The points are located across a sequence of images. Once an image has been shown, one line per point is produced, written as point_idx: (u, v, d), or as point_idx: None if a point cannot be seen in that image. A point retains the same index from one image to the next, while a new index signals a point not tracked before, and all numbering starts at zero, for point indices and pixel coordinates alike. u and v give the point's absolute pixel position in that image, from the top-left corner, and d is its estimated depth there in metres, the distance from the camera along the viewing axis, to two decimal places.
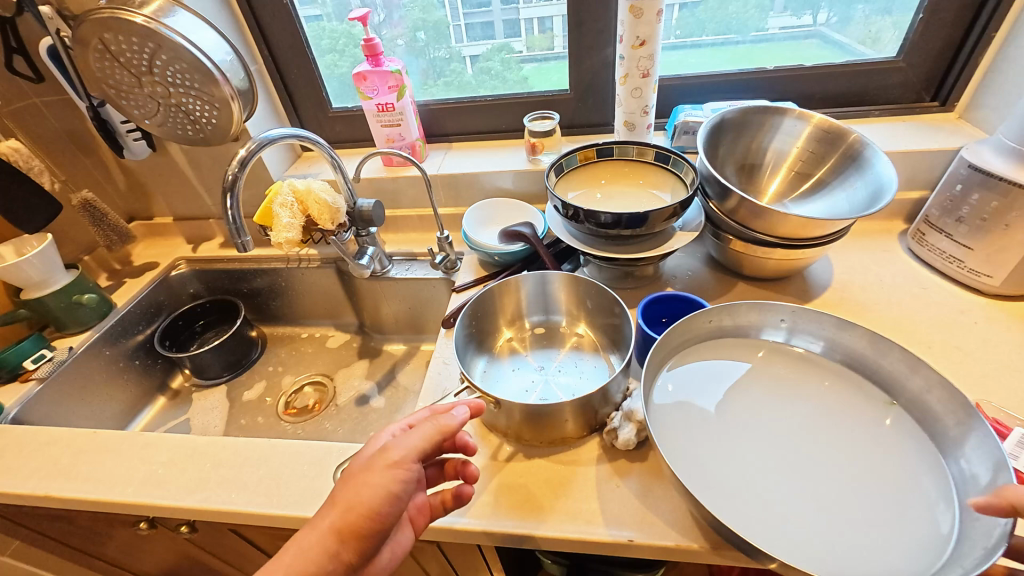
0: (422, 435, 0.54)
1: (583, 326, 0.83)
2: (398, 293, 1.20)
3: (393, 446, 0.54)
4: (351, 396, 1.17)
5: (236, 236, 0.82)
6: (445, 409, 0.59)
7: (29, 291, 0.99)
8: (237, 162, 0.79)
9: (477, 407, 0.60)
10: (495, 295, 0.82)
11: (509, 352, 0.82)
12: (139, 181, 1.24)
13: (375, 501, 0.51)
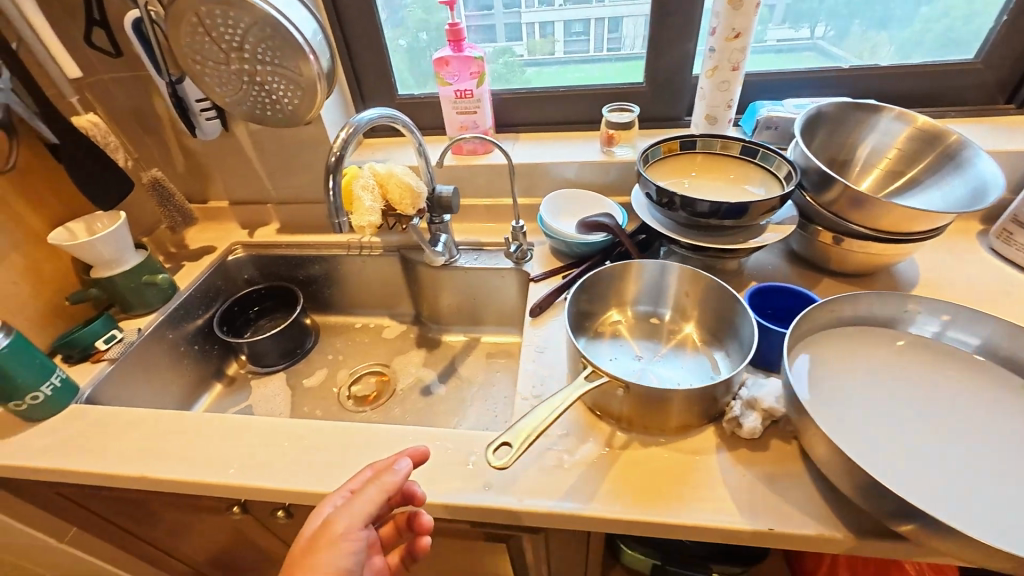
0: (366, 503, 0.60)
1: (692, 326, 0.81)
2: (462, 284, 1.18)
3: (340, 516, 0.60)
4: (413, 387, 1.15)
5: (334, 216, 0.79)
6: (388, 464, 0.64)
7: (99, 269, 0.96)
8: (339, 144, 0.76)
9: (419, 454, 0.65)
10: (594, 281, 0.82)
11: (613, 332, 0.82)
12: (199, 163, 1.22)
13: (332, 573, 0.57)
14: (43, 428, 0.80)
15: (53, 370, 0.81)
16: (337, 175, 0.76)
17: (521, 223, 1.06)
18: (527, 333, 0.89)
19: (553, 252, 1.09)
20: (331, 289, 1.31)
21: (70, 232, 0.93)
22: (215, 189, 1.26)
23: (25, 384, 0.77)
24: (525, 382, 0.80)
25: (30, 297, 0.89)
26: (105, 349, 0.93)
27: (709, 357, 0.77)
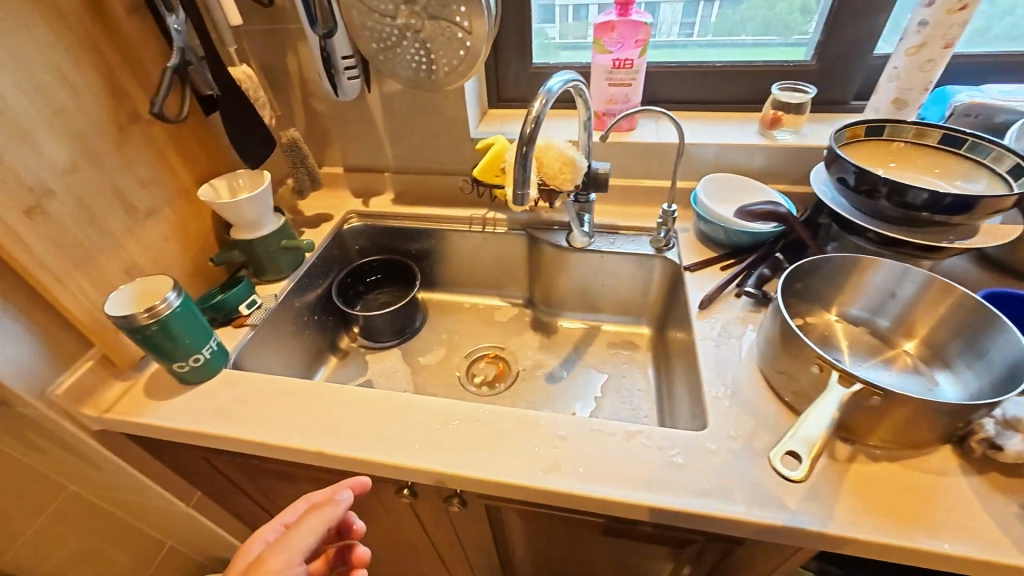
0: (306, 539, 0.60)
1: (914, 344, 0.74)
2: (590, 270, 1.12)
3: (275, 553, 0.58)
4: (536, 375, 1.10)
5: (520, 187, 0.74)
6: (326, 496, 0.64)
7: (241, 230, 0.92)
8: (534, 118, 0.69)
9: (357, 485, 0.65)
10: (804, 277, 0.76)
11: (822, 326, 0.77)
12: (319, 126, 1.17)
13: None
14: (201, 392, 0.77)
15: (212, 334, 0.78)
16: (531, 147, 0.70)
17: (673, 206, 0.99)
18: (698, 327, 0.83)
19: (702, 241, 1.02)
20: (443, 265, 1.26)
21: (216, 191, 0.90)
22: (332, 154, 1.21)
23: (189, 346, 0.74)
24: (711, 380, 0.74)
25: (178, 255, 0.86)
26: (247, 314, 0.90)
27: (928, 376, 0.70)
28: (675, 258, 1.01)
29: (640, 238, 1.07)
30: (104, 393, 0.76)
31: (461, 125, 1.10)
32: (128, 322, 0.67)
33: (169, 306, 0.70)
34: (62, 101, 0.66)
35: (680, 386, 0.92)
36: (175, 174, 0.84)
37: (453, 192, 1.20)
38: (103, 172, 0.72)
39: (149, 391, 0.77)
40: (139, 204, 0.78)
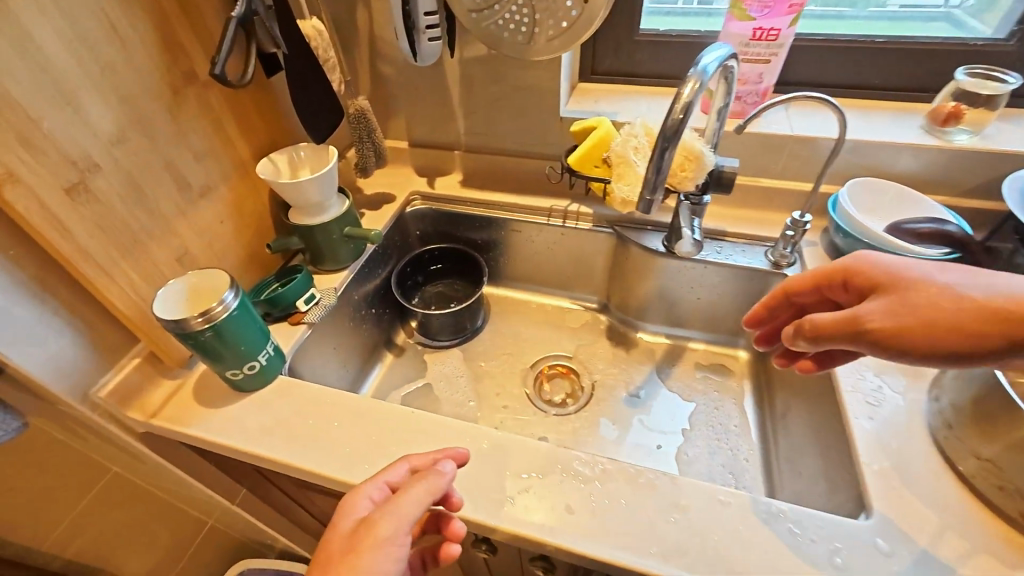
0: (417, 508, 0.49)
1: None
2: (686, 280, 0.96)
3: (384, 518, 0.49)
4: (614, 395, 0.97)
5: (647, 190, 0.60)
6: (428, 465, 0.56)
7: (301, 214, 0.81)
8: (682, 107, 0.54)
9: (460, 456, 0.56)
10: None
11: None
12: (386, 93, 1.03)
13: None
14: (256, 400, 0.69)
15: (269, 339, 0.69)
16: (673, 145, 0.55)
17: (807, 216, 0.82)
18: (842, 372, 0.67)
19: (832, 256, 0.86)
20: (512, 258, 1.12)
21: (276, 169, 0.79)
22: (397, 126, 1.08)
23: (245, 353, 0.65)
24: (870, 449, 0.59)
25: (233, 239, 0.76)
26: (304, 311, 0.80)
27: None
28: (801, 278, 0.84)
29: (753, 247, 0.90)
30: (153, 394, 0.69)
31: (549, 100, 0.94)
32: (180, 328, 0.58)
33: (225, 310, 0.61)
34: (111, 57, 0.55)
35: (800, 435, 0.77)
36: (233, 146, 0.73)
37: (531, 176, 1.05)
38: (156, 143, 0.62)
39: (201, 396, 0.69)
40: (195, 181, 0.68)
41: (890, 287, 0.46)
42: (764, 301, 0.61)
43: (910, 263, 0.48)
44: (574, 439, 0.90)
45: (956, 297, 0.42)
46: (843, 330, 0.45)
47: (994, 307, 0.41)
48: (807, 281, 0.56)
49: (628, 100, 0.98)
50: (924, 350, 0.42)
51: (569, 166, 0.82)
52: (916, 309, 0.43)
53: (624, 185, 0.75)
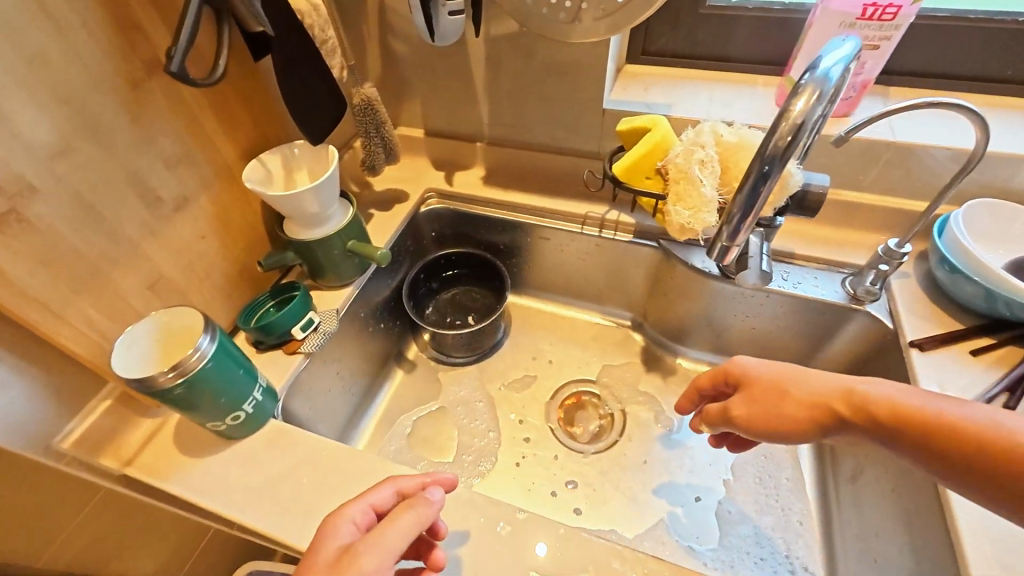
0: (398, 540, 0.44)
1: None
2: (742, 306, 0.81)
3: (363, 550, 0.42)
4: (649, 434, 0.85)
5: (730, 228, 0.46)
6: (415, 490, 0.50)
7: (297, 224, 0.70)
8: (796, 125, 0.39)
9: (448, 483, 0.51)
10: None
11: None
12: (399, 74, 0.88)
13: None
14: (243, 449, 0.60)
15: (256, 382, 0.60)
16: (778, 177, 0.41)
17: (906, 246, 0.66)
18: None
19: (928, 293, 0.70)
20: (535, 267, 0.98)
21: (268, 173, 0.67)
22: (411, 112, 0.94)
23: (227, 403, 0.56)
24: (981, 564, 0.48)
25: (220, 257, 0.66)
26: (301, 338, 0.70)
27: None
28: (888, 319, 0.70)
29: (828, 275, 0.76)
30: (129, 437, 0.60)
31: (591, 88, 0.78)
32: (148, 385, 0.49)
33: (202, 357, 0.52)
34: (46, 48, 0.43)
35: (874, 509, 0.65)
36: (216, 151, 0.62)
37: (564, 175, 0.91)
38: (116, 154, 0.51)
39: (182, 442, 0.61)
40: (169, 194, 0.57)
41: (743, 386, 0.54)
42: (685, 398, 0.63)
43: (768, 364, 0.54)
44: (602, 486, 0.80)
45: (796, 399, 0.49)
46: (716, 415, 0.55)
47: (824, 407, 0.48)
48: (706, 379, 0.59)
49: (685, 87, 0.81)
50: (777, 435, 0.50)
51: (613, 175, 0.68)
52: (766, 404, 0.51)
53: (682, 207, 0.60)
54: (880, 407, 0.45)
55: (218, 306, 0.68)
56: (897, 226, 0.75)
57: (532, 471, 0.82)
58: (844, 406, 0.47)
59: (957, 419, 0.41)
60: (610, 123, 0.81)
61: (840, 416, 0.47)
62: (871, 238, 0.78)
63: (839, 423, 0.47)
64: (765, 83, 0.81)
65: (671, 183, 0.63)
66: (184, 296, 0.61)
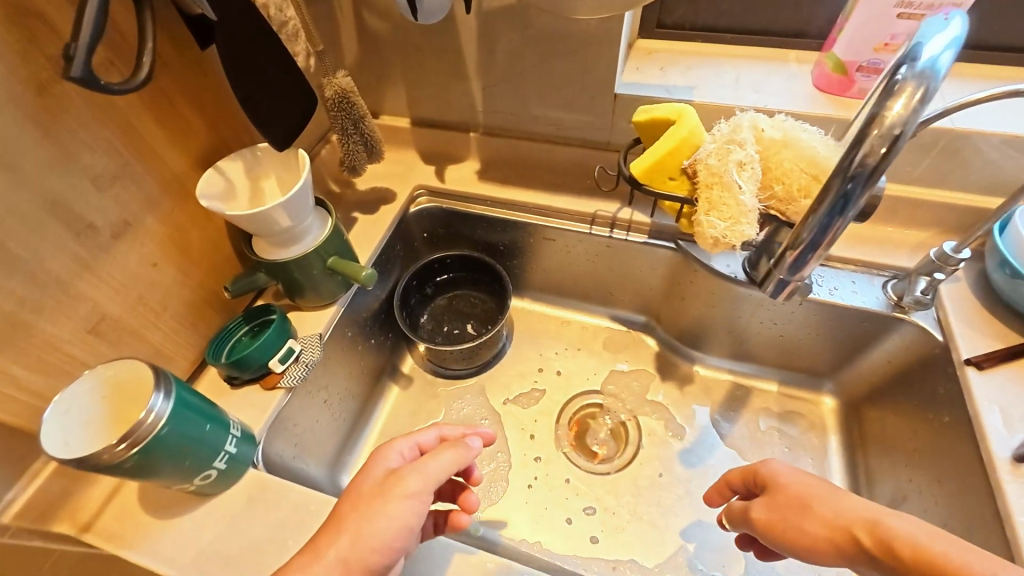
0: (439, 472, 0.47)
1: None
2: (770, 313, 0.72)
3: (410, 474, 0.46)
4: (667, 450, 0.75)
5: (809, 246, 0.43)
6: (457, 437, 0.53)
7: (269, 243, 0.62)
8: (885, 133, 0.34)
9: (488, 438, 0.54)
10: None
11: None
12: (378, 55, 0.77)
13: (379, 537, 0.43)
14: (217, 507, 0.53)
15: (228, 433, 0.52)
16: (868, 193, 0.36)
17: (964, 250, 0.58)
18: (1011, 496, 0.49)
19: (981, 300, 0.63)
20: (536, 267, 0.87)
21: (230, 182, 0.59)
22: (395, 100, 0.83)
23: (194, 464, 0.48)
24: None
25: (178, 284, 0.58)
26: (280, 372, 0.61)
27: None
28: (938, 331, 0.62)
29: (868, 278, 0.68)
30: (87, 495, 0.53)
31: (600, 70, 0.68)
32: (94, 463, 0.41)
33: (158, 420, 0.44)
34: None
35: None
36: (162, 161, 0.54)
37: (568, 168, 0.81)
38: (24, 178, 0.42)
39: (147, 498, 0.53)
40: (104, 222, 0.49)
41: (768, 490, 0.49)
42: (710, 489, 0.57)
43: (807, 476, 0.48)
44: (620, 510, 0.71)
45: (819, 517, 0.44)
46: (735, 512, 0.51)
47: (845, 532, 0.43)
48: (737, 474, 0.53)
49: (707, 68, 0.72)
50: (794, 550, 0.46)
51: (630, 176, 0.59)
52: (786, 513, 0.46)
53: (716, 218, 0.54)
54: (906, 547, 0.39)
55: (182, 339, 0.60)
56: (950, 221, 0.67)
57: (540, 497, 0.72)
58: (868, 536, 0.41)
59: None
60: (622, 110, 0.72)
61: (863, 547, 0.42)
62: (917, 235, 0.69)
63: (862, 559, 0.42)
64: (799, 59, 0.72)
65: (702, 189, 0.56)
66: (135, 334, 0.54)
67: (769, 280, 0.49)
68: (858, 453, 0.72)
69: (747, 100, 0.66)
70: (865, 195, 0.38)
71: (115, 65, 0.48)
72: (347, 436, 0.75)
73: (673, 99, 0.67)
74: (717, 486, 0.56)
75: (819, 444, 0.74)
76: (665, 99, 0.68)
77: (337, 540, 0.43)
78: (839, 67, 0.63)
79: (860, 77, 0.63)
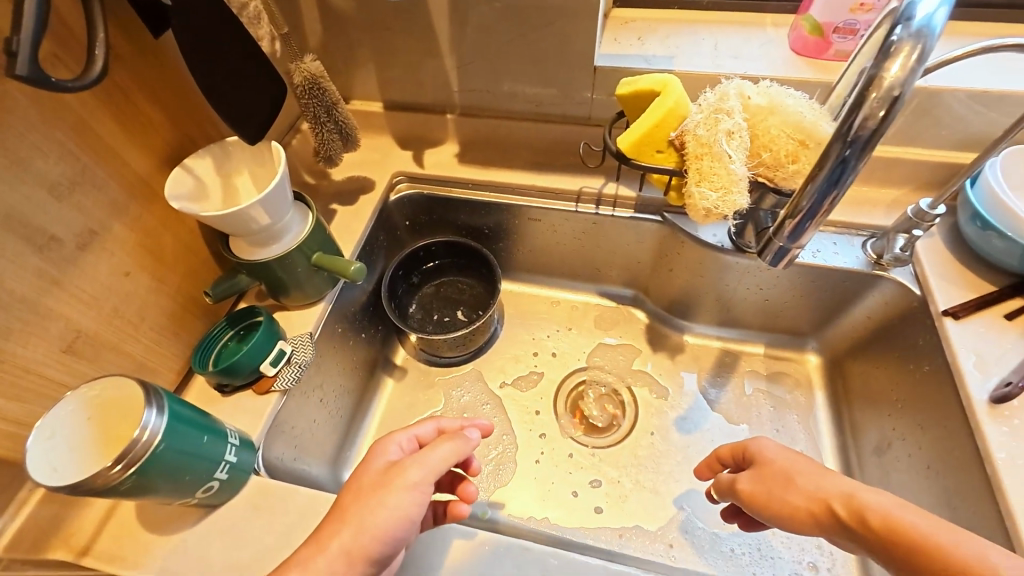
0: (438, 464, 0.46)
1: None
2: (755, 278, 0.74)
3: (409, 466, 0.46)
4: (664, 419, 0.77)
5: (809, 214, 0.43)
6: (455, 430, 0.52)
7: (248, 242, 0.59)
8: (880, 95, 0.35)
9: (485, 429, 0.54)
10: None
11: None
12: (343, 36, 0.73)
13: (382, 527, 0.43)
14: (222, 519, 0.51)
15: (226, 442, 0.50)
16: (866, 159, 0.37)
17: (939, 207, 0.60)
18: (991, 437, 0.52)
19: (954, 253, 0.65)
20: (523, 248, 0.86)
21: (200, 180, 0.56)
22: (365, 83, 0.79)
23: (194, 478, 0.46)
24: None
25: (155, 293, 0.55)
26: (272, 375, 0.60)
27: None
28: (916, 286, 0.65)
29: (848, 239, 0.70)
30: (81, 517, 0.51)
31: (579, 42, 0.66)
32: (90, 487, 0.39)
33: (153, 437, 0.42)
34: None
35: (908, 486, 0.63)
36: (124, 162, 0.50)
37: (550, 146, 0.80)
38: None
39: (146, 516, 0.52)
40: (68, 232, 0.46)
41: (755, 464, 0.51)
42: (701, 463, 0.58)
43: (793, 451, 0.51)
44: (622, 481, 0.72)
45: (801, 490, 0.47)
46: (724, 482, 0.53)
47: (825, 504, 0.45)
48: (726, 449, 0.55)
49: (684, 35, 0.71)
50: (776, 520, 0.48)
51: (618, 151, 0.58)
52: (770, 486, 0.49)
53: (708, 189, 0.54)
54: (878, 517, 0.42)
55: (164, 349, 0.57)
56: (925, 178, 0.69)
57: (544, 475, 0.73)
58: (844, 508, 0.44)
59: (951, 549, 0.38)
60: (602, 82, 0.70)
61: (839, 518, 0.44)
62: (893, 193, 0.71)
63: (837, 529, 0.44)
64: (775, 23, 0.72)
65: (690, 160, 0.56)
66: (114, 349, 0.51)
67: (768, 250, 0.49)
68: (843, 406, 0.75)
69: (727, 67, 0.66)
70: (864, 158, 0.38)
71: (61, 60, 0.43)
72: (346, 433, 0.73)
73: (654, 69, 0.67)
74: (707, 460, 0.57)
75: (806, 402, 0.77)
76: (646, 70, 0.67)
77: (339, 532, 0.43)
78: (816, 30, 0.63)
79: (837, 39, 0.63)
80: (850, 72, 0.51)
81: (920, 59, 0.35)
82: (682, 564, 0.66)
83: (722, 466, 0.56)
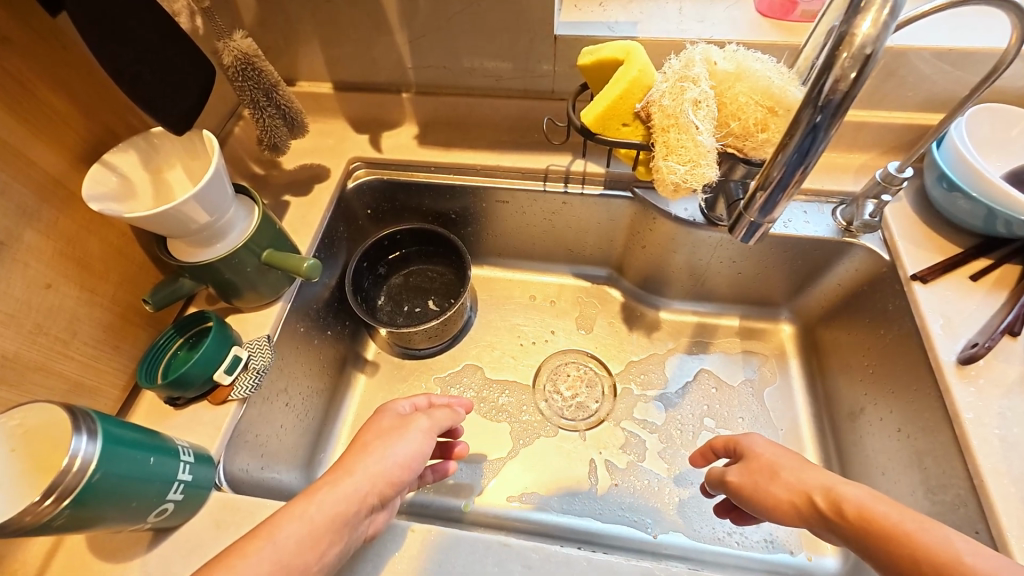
0: (444, 419, 0.52)
1: None
2: (728, 251, 0.73)
3: (423, 416, 0.51)
4: (643, 397, 0.76)
5: (777, 187, 0.42)
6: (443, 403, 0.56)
7: (185, 243, 0.54)
8: (849, 55, 0.34)
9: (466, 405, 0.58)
10: None
11: None
12: (277, 12, 0.66)
13: (399, 457, 0.47)
14: (184, 538, 0.48)
15: (181, 461, 0.47)
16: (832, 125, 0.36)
17: (907, 169, 0.59)
18: (960, 398, 0.53)
19: (922, 216, 0.65)
20: (492, 233, 0.83)
21: (126, 178, 0.52)
22: (309, 63, 0.73)
23: (144, 503, 0.43)
24: (1010, 507, 0.47)
25: (86, 305, 0.50)
26: (229, 384, 0.56)
27: None
28: (885, 251, 0.64)
29: (818, 207, 0.69)
30: (24, 552, 0.48)
31: (535, 10, 0.62)
32: (18, 526, 0.35)
33: (87, 466, 0.38)
34: None
35: (882, 449, 0.63)
36: (29, 161, 0.45)
37: (514, 123, 0.76)
38: None
39: (98, 544, 0.48)
40: None
41: (743, 459, 0.51)
42: (695, 451, 0.58)
43: (784, 447, 0.50)
44: (602, 462, 0.71)
45: (784, 482, 0.46)
46: (718, 478, 0.52)
47: (806, 495, 0.44)
48: (719, 441, 0.54)
49: None
50: (762, 512, 0.48)
51: (583, 126, 0.55)
52: (756, 479, 0.48)
53: (675, 162, 0.52)
54: (853, 508, 0.41)
55: (104, 365, 0.53)
56: (892, 141, 0.68)
57: (532, 459, 0.72)
58: (823, 499, 0.43)
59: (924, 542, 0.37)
60: (563, 54, 0.66)
61: (818, 511, 0.43)
62: (862, 158, 0.70)
63: (820, 525, 0.43)
64: None
65: (656, 133, 0.53)
66: (43, 370, 0.47)
67: (740, 225, 0.48)
68: (817, 375, 0.76)
69: (692, 32, 0.63)
70: (836, 126, 0.37)
71: None
72: (319, 433, 0.71)
73: (617, 36, 0.63)
74: (701, 449, 0.57)
75: (778, 373, 0.77)
76: (610, 37, 0.63)
77: (363, 459, 0.46)
78: None
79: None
80: (817, 33, 0.50)
81: (892, 14, 0.33)
82: (659, 536, 0.66)
83: (716, 456, 0.55)
